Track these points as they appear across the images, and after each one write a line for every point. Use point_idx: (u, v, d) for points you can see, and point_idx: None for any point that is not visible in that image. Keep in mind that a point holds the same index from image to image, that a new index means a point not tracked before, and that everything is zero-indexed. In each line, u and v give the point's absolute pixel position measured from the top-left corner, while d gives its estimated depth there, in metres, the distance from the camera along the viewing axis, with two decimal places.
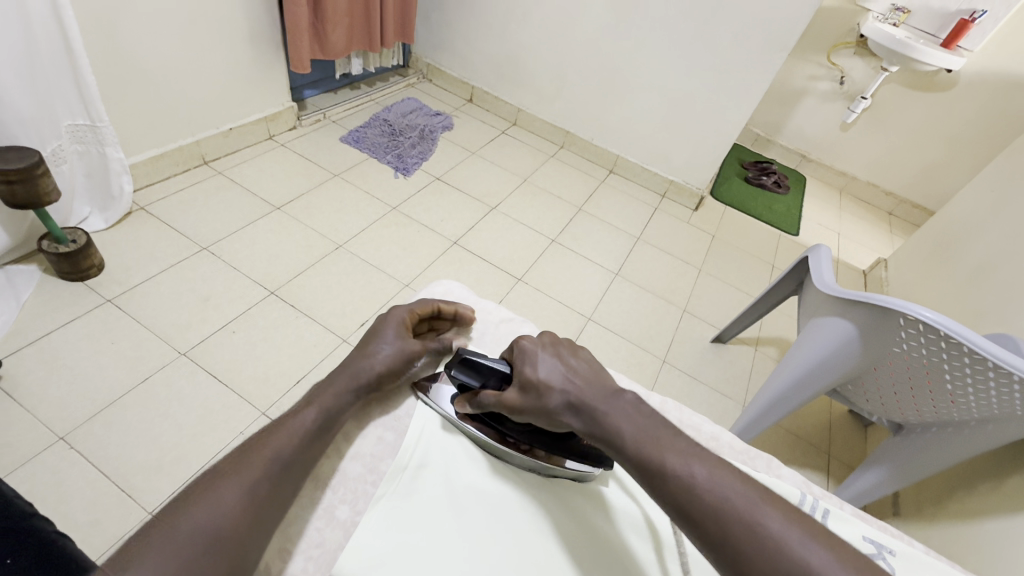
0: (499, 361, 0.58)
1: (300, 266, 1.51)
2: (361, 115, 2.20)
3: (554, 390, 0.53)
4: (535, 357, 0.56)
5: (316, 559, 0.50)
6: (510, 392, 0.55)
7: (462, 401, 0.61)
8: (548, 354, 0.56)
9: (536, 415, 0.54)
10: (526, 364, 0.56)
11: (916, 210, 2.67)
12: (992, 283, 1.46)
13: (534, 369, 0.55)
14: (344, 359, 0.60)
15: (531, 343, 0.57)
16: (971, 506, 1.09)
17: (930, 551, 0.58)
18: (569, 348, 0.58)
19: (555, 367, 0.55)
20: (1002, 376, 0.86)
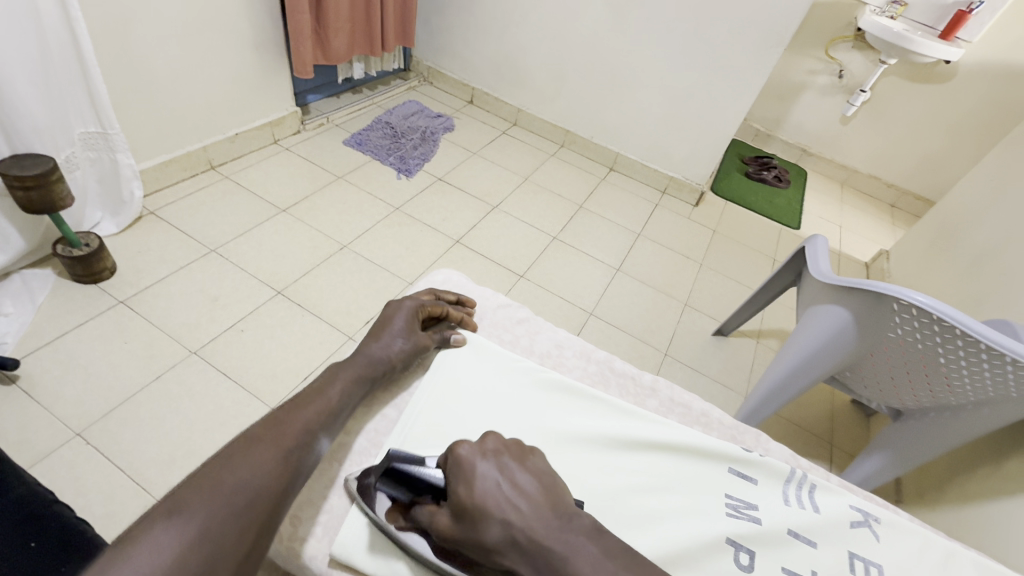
0: (435, 471, 0.50)
1: (306, 266, 1.55)
2: (364, 119, 2.23)
3: (494, 520, 0.45)
4: (474, 473, 0.47)
5: (325, 525, 0.53)
6: (443, 515, 0.47)
7: (393, 515, 0.51)
8: (489, 468, 0.48)
9: (472, 548, 0.45)
10: (463, 480, 0.47)
11: (917, 201, 2.67)
12: (991, 270, 1.46)
13: (472, 490, 0.46)
14: (358, 347, 0.62)
15: (469, 453, 0.49)
16: (972, 490, 1.10)
17: (915, 519, 0.61)
18: (513, 458, 0.49)
19: (498, 486, 0.47)
20: (995, 357, 0.88)
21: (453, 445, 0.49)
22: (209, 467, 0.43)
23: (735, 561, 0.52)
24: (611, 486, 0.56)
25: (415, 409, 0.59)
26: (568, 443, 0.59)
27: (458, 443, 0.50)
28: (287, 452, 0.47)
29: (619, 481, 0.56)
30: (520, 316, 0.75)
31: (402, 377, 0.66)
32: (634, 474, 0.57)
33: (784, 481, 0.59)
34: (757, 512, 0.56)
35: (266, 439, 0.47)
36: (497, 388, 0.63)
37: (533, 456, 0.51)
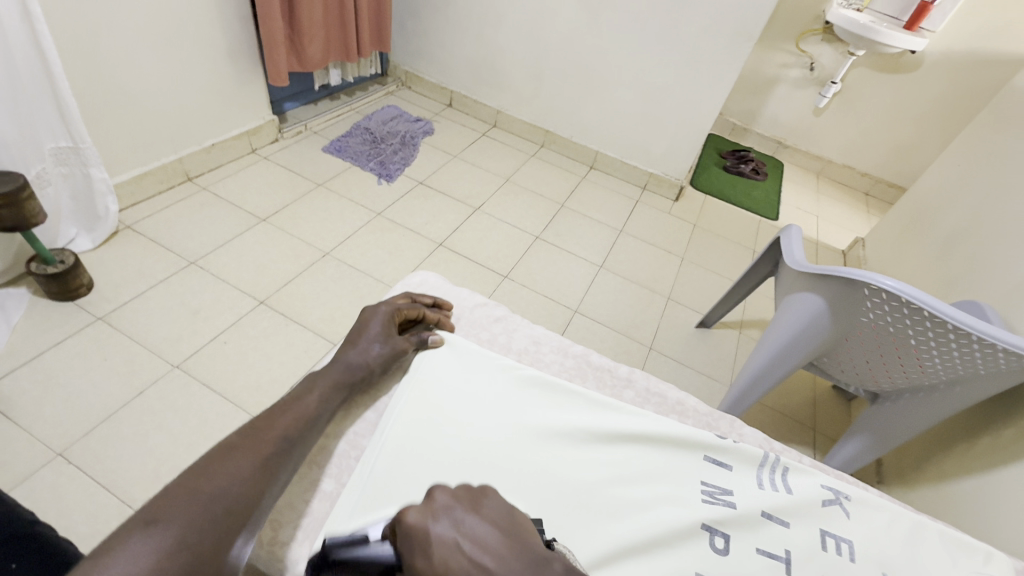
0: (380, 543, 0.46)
1: (288, 275, 1.54)
2: (343, 125, 2.22)
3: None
4: (430, 534, 0.45)
5: (305, 529, 0.53)
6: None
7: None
8: (446, 525, 0.46)
9: None
10: (418, 547, 0.44)
11: (891, 189, 2.73)
12: (961, 253, 1.50)
13: (430, 553, 0.43)
14: (336, 354, 0.62)
15: (420, 516, 0.46)
16: (949, 468, 1.13)
17: (884, 495, 0.63)
18: (468, 508, 0.48)
19: (458, 544, 0.45)
20: (961, 335, 0.91)
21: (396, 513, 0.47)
22: (188, 475, 0.43)
23: (711, 545, 0.53)
24: (588, 477, 0.57)
25: (395, 412, 0.60)
26: (546, 437, 0.60)
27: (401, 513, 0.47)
28: (264, 460, 0.47)
29: (595, 472, 0.58)
30: (497, 315, 0.76)
31: (382, 380, 0.66)
32: (610, 463, 0.59)
33: (757, 466, 0.60)
34: (732, 497, 0.57)
35: (244, 447, 0.48)
36: (475, 386, 0.63)
37: (483, 501, 0.49)
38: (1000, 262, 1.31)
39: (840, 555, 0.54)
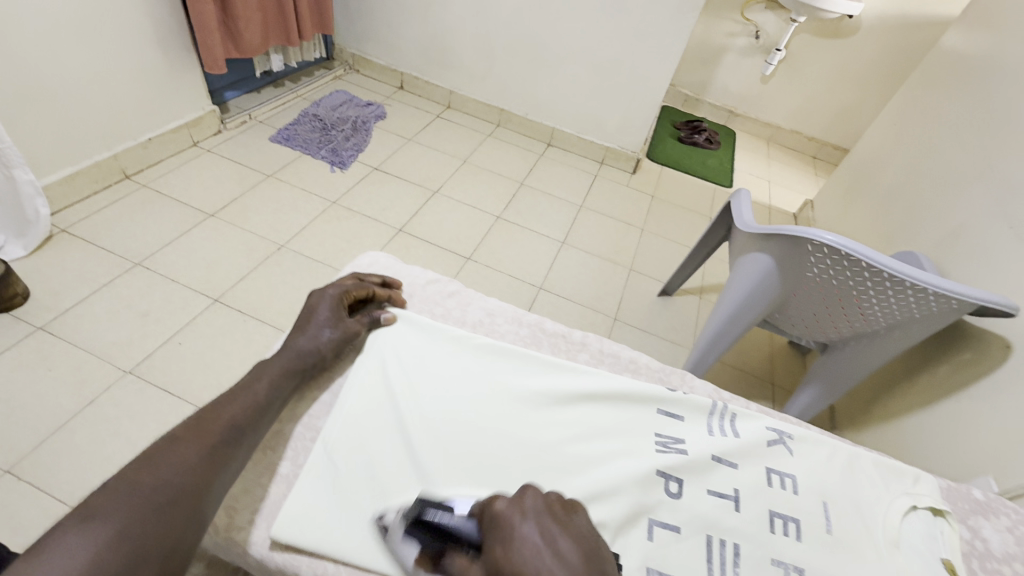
0: (468, 524, 0.46)
1: (243, 270, 1.49)
2: (290, 113, 2.14)
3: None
4: (514, 529, 0.43)
5: (262, 511, 0.52)
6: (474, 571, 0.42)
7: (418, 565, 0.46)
8: (531, 526, 0.43)
9: None
10: (500, 538, 0.43)
11: (837, 151, 2.84)
12: (899, 207, 1.58)
13: (512, 546, 0.42)
14: (285, 342, 0.61)
15: (511, 509, 0.45)
16: (892, 408, 1.21)
17: (823, 431, 0.67)
18: (557, 517, 0.45)
19: (538, 546, 0.42)
20: (894, 282, 0.97)
21: (487, 500, 0.47)
22: (129, 469, 0.42)
23: (664, 490, 0.56)
24: (548, 438, 0.58)
25: (349, 392, 0.59)
26: (507, 402, 0.61)
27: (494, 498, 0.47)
28: (212, 449, 0.47)
29: (555, 433, 0.59)
30: (450, 290, 0.76)
31: (336, 361, 0.65)
32: (568, 422, 0.60)
33: (707, 414, 0.63)
34: (684, 445, 0.60)
35: (189, 439, 0.46)
36: (431, 360, 0.64)
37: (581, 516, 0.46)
38: (932, 214, 1.39)
39: (784, 489, 0.57)
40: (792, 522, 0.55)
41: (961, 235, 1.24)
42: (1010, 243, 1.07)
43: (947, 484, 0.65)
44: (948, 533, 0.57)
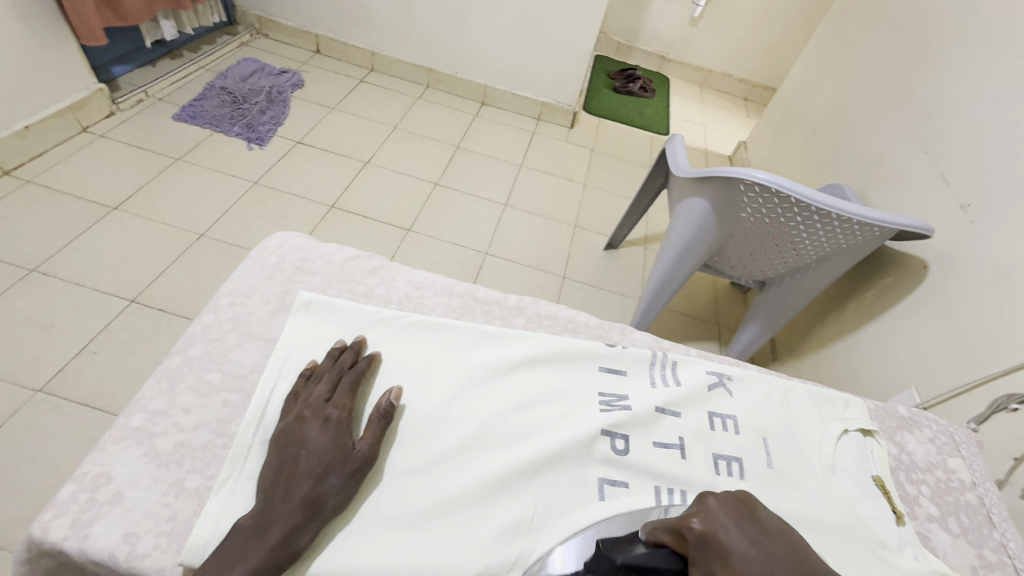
0: (659, 551, 0.43)
1: (160, 265, 1.36)
2: (193, 87, 1.93)
3: None
4: (722, 545, 0.42)
5: (169, 533, 0.46)
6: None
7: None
8: (740, 535, 0.42)
9: None
10: (714, 557, 0.41)
11: (765, 92, 2.90)
12: (825, 142, 1.63)
13: (733, 564, 0.40)
14: (274, 446, 0.50)
15: (709, 526, 0.43)
16: (826, 335, 1.27)
17: (759, 369, 0.69)
18: (748, 519, 0.44)
19: (751, 555, 0.41)
20: (822, 215, 0.99)
21: (678, 523, 0.44)
22: None
23: (610, 447, 0.55)
24: (491, 409, 0.57)
25: (264, 390, 0.55)
26: (445, 381, 0.59)
27: (683, 521, 0.44)
28: None
29: (498, 404, 0.58)
30: (373, 266, 0.71)
31: (250, 356, 0.59)
32: (510, 392, 0.59)
33: (648, 365, 0.63)
34: (628, 400, 0.60)
35: None
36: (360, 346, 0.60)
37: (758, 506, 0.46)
38: (855, 146, 1.44)
39: (726, 431, 0.58)
40: (735, 462, 0.56)
41: (880, 165, 1.29)
42: (925, 168, 1.12)
43: (875, 404, 0.69)
44: (876, 451, 0.61)
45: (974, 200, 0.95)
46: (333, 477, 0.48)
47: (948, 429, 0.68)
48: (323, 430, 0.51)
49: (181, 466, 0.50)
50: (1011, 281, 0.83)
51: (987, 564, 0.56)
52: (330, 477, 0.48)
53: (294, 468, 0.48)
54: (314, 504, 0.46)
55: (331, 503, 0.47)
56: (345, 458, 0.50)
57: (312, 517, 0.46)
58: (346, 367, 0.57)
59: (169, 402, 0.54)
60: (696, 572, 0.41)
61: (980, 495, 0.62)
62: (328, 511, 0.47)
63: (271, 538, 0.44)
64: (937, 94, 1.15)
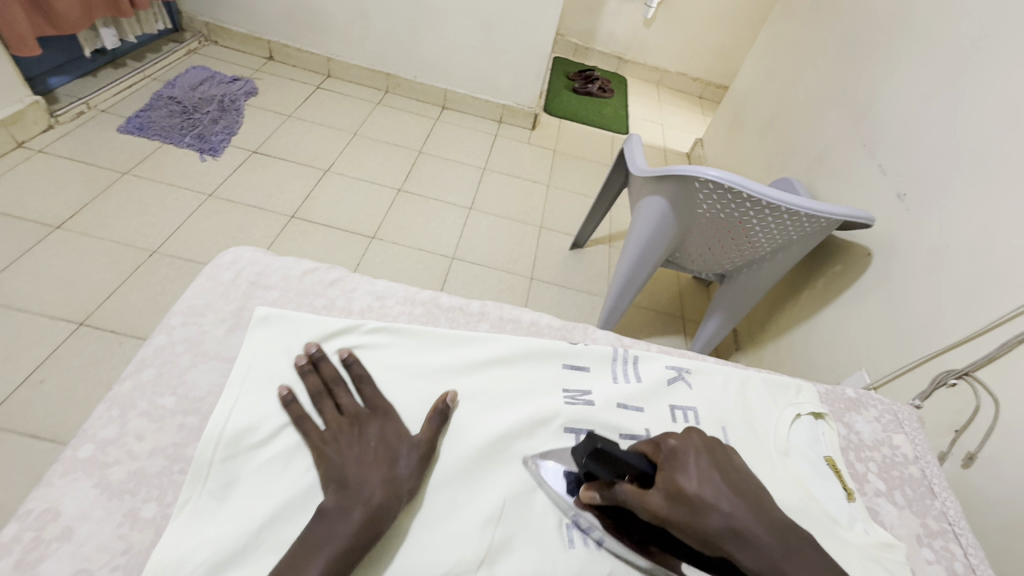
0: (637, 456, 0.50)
1: (110, 285, 1.30)
2: (139, 98, 1.86)
3: (714, 510, 0.44)
4: (688, 464, 0.47)
5: (125, 566, 0.44)
6: (654, 496, 0.46)
7: (589, 489, 0.51)
8: (705, 461, 0.48)
9: (685, 530, 0.44)
10: (678, 469, 0.47)
11: (718, 89, 3.00)
12: (774, 137, 1.70)
13: (692, 481, 0.46)
14: (337, 444, 0.53)
15: (680, 445, 0.49)
16: (783, 324, 1.33)
17: (716, 360, 0.72)
18: (721, 455, 0.49)
19: (711, 477, 0.46)
20: (773, 210, 1.04)
21: (659, 440, 0.51)
22: None
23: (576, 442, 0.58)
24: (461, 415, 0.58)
25: (224, 408, 0.54)
26: (414, 390, 0.59)
27: (664, 439, 0.51)
28: None
29: (467, 408, 0.59)
30: (332, 278, 0.70)
31: (206, 378, 0.57)
32: (478, 396, 0.60)
33: (611, 362, 0.66)
34: (590, 395, 0.62)
35: None
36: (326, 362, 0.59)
37: (737, 455, 0.51)
38: (802, 141, 1.51)
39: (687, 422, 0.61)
40: None
41: (825, 158, 1.35)
42: (865, 161, 1.18)
43: (826, 388, 0.72)
44: (827, 433, 0.65)
45: (909, 189, 1.01)
46: (404, 462, 0.52)
47: (892, 408, 0.72)
48: (381, 426, 0.54)
49: (135, 496, 0.48)
50: (944, 265, 0.88)
51: (931, 532, 0.60)
52: (401, 461, 0.52)
53: (365, 459, 0.51)
54: (394, 487, 0.49)
55: (406, 487, 0.50)
56: (410, 447, 0.53)
57: (392, 499, 0.49)
58: (337, 377, 0.58)
59: (120, 429, 0.52)
60: (660, 479, 0.47)
61: (922, 468, 0.66)
62: (404, 494, 0.50)
63: (355, 518, 0.47)
64: (873, 91, 1.22)
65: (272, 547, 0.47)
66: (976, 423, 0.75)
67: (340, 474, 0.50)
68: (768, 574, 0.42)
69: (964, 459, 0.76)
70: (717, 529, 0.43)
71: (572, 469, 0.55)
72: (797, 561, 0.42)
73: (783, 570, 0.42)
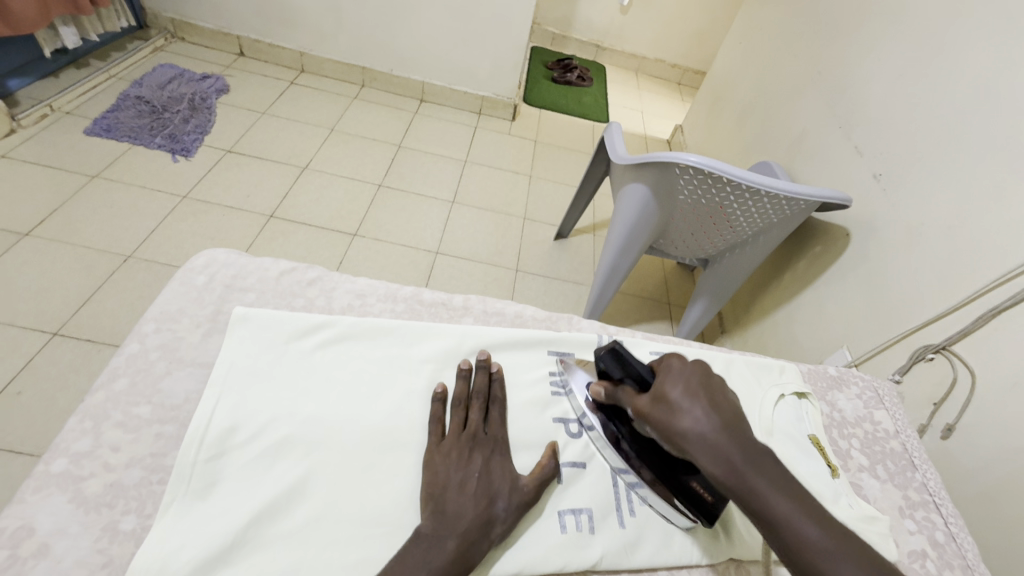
0: (646, 367, 0.53)
1: (86, 293, 1.26)
2: (105, 98, 1.79)
3: (688, 415, 0.45)
4: (676, 376, 0.49)
5: None
6: (643, 398, 0.50)
7: (598, 384, 0.58)
8: (695, 379, 0.48)
9: (660, 429, 0.47)
10: (667, 379, 0.49)
11: (696, 75, 3.01)
12: (752, 121, 1.71)
13: (673, 394, 0.47)
14: (438, 472, 0.51)
15: (683, 361, 0.51)
16: (767, 306, 1.34)
17: (700, 344, 0.72)
18: (715, 382, 0.49)
19: (696, 392, 0.47)
20: (753, 193, 1.04)
21: (666, 355, 0.53)
22: None
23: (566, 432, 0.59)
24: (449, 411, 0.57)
25: (205, 408, 0.52)
26: (400, 385, 0.59)
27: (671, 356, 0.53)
28: None
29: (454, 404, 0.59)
30: (311, 277, 0.68)
31: (183, 386, 0.56)
32: None
33: None
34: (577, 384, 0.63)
35: None
36: (309, 360, 0.58)
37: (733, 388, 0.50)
38: (779, 124, 1.52)
39: None
40: None
41: (803, 140, 1.36)
42: (841, 142, 1.20)
43: (808, 368, 0.74)
44: (811, 412, 0.66)
45: (885, 169, 1.03)
46: (502, 501, 0.50)
47: (872, 384, 0.73)
48: (490, 459, 0.53)
49: (113, 509, 0.47)
50: (920, 242, 0.90)
51: (913, 503, 0.62)
52: (500, 501, 0.50)
53: (463, 488, 0.50)
54: (488, 523, 0.48)
55: (499, 527, 0.49)
56: (513, 486, 0.52)
57: (484, 536, 0.47)
58: (483, 391, 0.59)
59: (95, 441, 0.50)
60: (651, 384, 0.50)
61: (903, 442, 0.68)
62: (496, 534, 0.48)
63: (449, 548, 0.45)
64: (848, 72, 1.23)
65: (261, 543, 0.46)
66: (953, 396, 0.77)
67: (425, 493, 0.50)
68: (726, 479, 0.42)
69: (943, 431, 0.78)
70: (686, 431, 0.45)
71: (594, 379, 0.61)
72: (760, 473, 0.42)
73: (743, 479, 0.42)
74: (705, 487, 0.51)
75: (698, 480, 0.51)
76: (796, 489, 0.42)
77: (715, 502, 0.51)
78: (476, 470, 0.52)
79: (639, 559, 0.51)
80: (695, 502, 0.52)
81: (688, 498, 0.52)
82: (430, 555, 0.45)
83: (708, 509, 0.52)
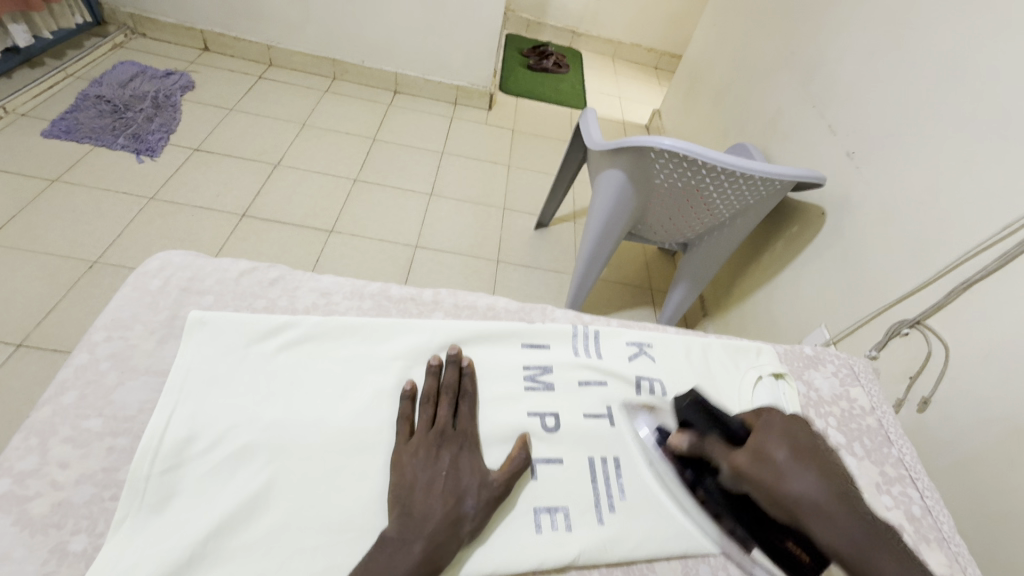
0: (739, 422, 0.54)
1: (49, 301, 1.22)
2: (62, 98, 1.72)
3: (798, 479, 0.46)
4: (778, 437, 0.50)
5: None
6: (740, 453, 0.50)
7: (679, 434, 0.56)
8: (797, 441, 0.49)
9: (764, 491, 0.47)
10: (767, 438, 0.50)
11: (672, 59, 2.99)
12: (728, 103, 1.70)
13: (778, 454, 0.48)
14: (406, 471, 0.50)
15: (783, 419, 0.52)
16: (746, 288, 1.34)
17: (676, 330, 0.72)
18: (817, 446, 0.50)
19: (803, 455, 0.48)
20: (728, 175, 1.04)
21: (762, 410, 0.54)
22: None
23: (541, 425, 0.58)
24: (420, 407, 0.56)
25: (160, 418, 0.50)
26: (368, 384, 0.57)
27: (767, 413, 0.54)
28: None
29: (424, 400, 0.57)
30: (272, 276, 0.66)
31: (137, 396, 0.54)
32: None
33: (570, 340, 0.65)
34: (551, 375, 0.62)
35: None
36: (273, 363, 0.57)
37: (832, 453, 0.51)
38: (755, 105, 1.51)
39: (652, 394, 0.62)
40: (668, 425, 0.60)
41: (778, 121, 1.36)
42: (815, 121, 1.20)
43: (784, 349, 0.74)
44: (788, 393, 0.66)
45: (858, 147, 1.03)
46: (470, 499, 0.49)
47: (847, 362, 0.74)
48: (459, 456, 0.52)
49: (62, 529, 0.45)
50: (893, 219, 0.90)
51: (889, 479, 0.62)
52: (468, 499, 0.49)
53: (430, 487, 0.49)
54: (456, 522, 0.47)
55: (468, 526, 0.48)
56: (482, 483, 0.50)
57: (453, 535, 0.47)
58: (452, 386, 0.57)
59: (40, 459, 0.48)
60: (748, 440, 0.50)
61: (878, 418, 0.68)
62: (465, 533, 0.47)
63: (415, 551, 0.44)
64: (821, 50, 1.23)
65: (222, 556, 0.45)
66: (928, 369, 0.78)
67: (395, 495, 0.49)
68: (849, 555, 0.42)
69: (919, 405, 0.78)
70: (795, 494, 0.45)
71: (665, 424, 0.60)
72: (882, 550, 0.42)
73: (865, 555, 0.41)
74: (801, 548, 0.47)
75: (795, 542, 0.47)
76: (920, 570, 0.41)
77: (815, 566, 0.47)
78: (443, 468, 0.51)
79: (617, 551, 0.51)
80: (790, 563, 0.48)
81: (782, 559, 0.49)
82: (397, 559, 0.44)
83: (804, 573, 0.48)
